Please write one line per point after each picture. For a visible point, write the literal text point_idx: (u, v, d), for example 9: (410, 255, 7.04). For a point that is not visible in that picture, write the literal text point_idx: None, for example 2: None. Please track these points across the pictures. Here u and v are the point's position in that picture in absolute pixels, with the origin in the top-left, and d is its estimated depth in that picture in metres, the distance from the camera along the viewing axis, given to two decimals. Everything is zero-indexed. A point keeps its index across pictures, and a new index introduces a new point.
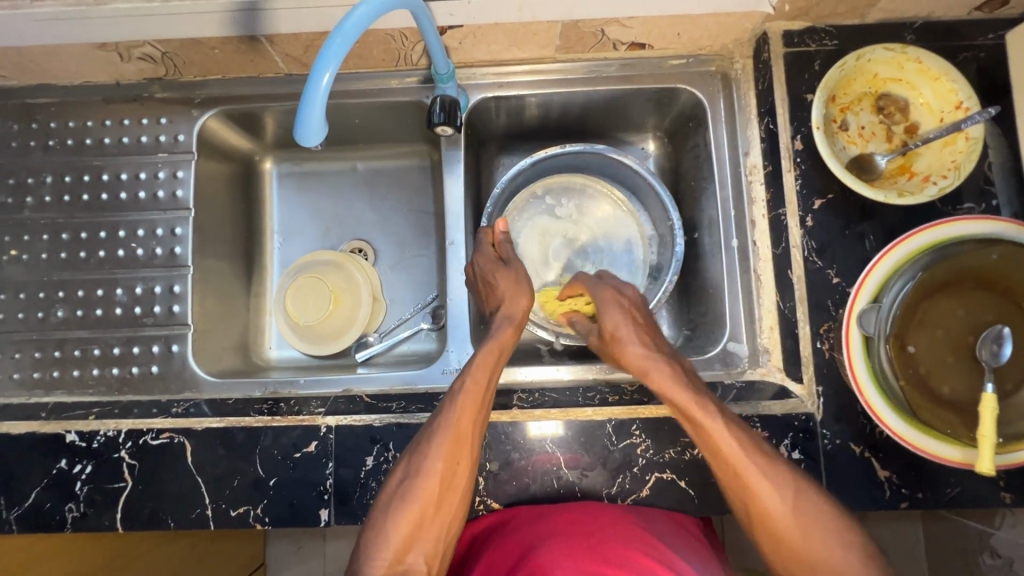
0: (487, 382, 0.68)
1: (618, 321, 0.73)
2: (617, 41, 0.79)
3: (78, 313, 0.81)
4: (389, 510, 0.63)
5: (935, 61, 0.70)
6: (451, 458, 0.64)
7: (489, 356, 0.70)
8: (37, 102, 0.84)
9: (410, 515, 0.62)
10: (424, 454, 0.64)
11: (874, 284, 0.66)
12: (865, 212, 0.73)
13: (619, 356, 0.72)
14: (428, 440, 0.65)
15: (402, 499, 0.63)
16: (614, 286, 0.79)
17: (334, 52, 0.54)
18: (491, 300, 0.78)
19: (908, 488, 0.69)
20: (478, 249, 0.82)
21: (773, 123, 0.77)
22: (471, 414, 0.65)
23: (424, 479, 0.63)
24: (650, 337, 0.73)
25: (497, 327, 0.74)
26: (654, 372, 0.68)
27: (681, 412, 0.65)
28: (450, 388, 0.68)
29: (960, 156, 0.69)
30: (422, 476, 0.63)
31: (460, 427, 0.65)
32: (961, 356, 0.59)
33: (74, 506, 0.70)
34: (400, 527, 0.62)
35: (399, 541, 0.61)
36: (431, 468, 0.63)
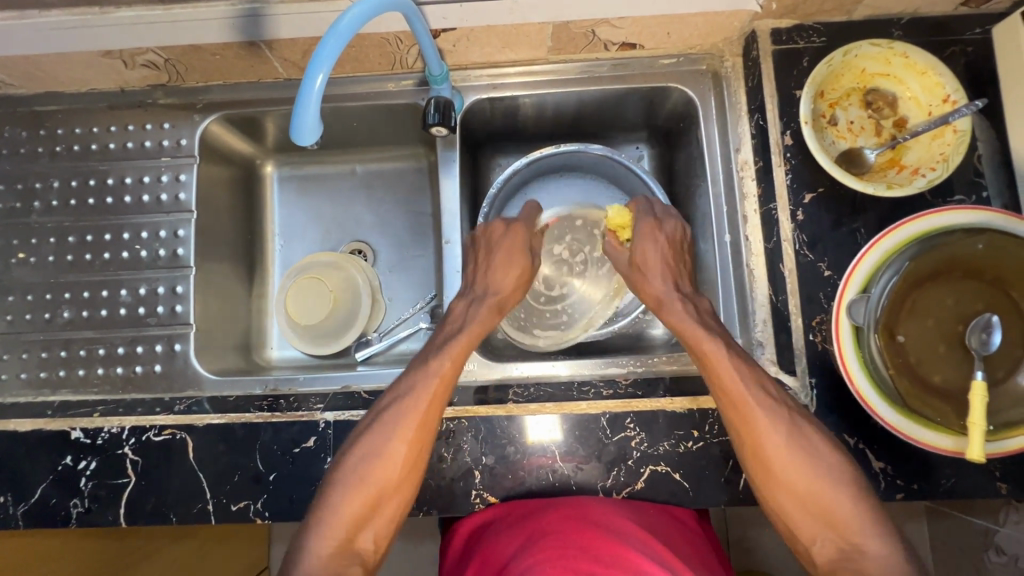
0: (450, 373, 0.70)
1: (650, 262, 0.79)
2: (607, 41, 0.81)
3: (84, 314, 0.83)
4: (339, 494, 0.64)
5: (921, 55, 0.71)
6: (414, 441, 0.66)
7: (457, 346, 0.72)
8: (45, 110, 0.87)
9: (363, 495, 0.64)
10: (380, 439, 0.66)
11: (863, 275, 0.66)
12: (855, 206, 0.74)
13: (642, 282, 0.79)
14: (390, 421, 0.66)
15: (354, 482, 0.65)
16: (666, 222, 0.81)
17: (328, 53, 0.55)
18: (487, 276, 0.79)
19: (903, 480, 0.69)
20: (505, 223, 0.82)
21: (763, 118, 0.78)
22: (437, 399, 0.68)
23: (379, 464, 0.65)
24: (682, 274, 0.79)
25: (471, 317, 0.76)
26: (704, 340, 0.69)
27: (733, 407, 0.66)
28: (414, 373, 0.70)
29: (948, 148, 0.70)
30: (378, 459, 0.65)
31: (421, 417, 0.67)
32: (951, 344, 0.59)
33: (79, 501, 0.71)
34: (355, 503, 0.64)
35: (346, 523, 0.63)
36: (386, 452, 0.65)
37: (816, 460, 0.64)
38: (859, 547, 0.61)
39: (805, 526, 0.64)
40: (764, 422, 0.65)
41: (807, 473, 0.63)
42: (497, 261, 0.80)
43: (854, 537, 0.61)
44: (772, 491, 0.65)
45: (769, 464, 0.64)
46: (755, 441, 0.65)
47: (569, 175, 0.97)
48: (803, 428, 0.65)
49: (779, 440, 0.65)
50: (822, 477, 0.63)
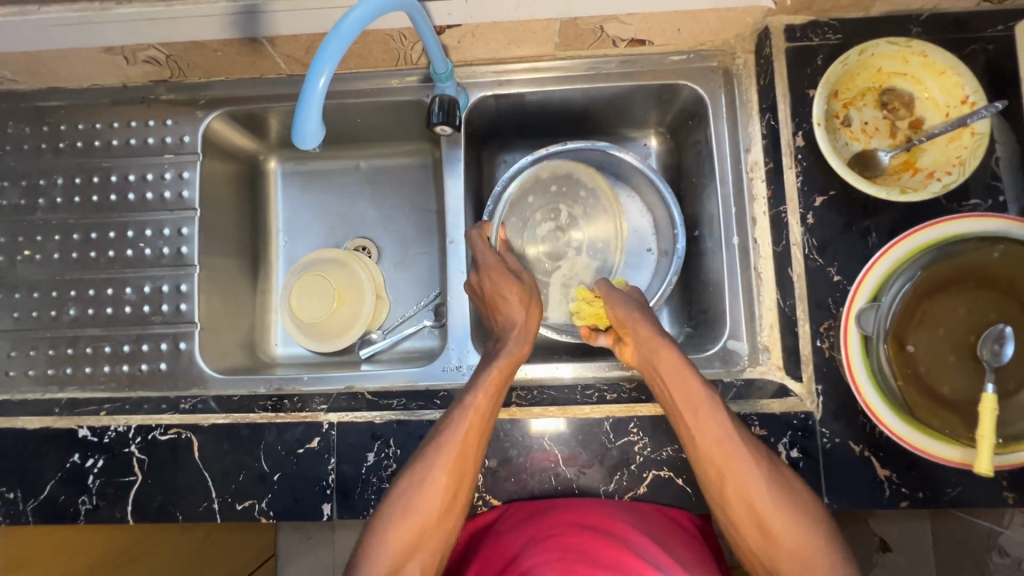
0: (494, 399, 0.68)
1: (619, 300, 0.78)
2: (616, 38, 0.79)
3: (89, 311, 0.83)
4: (384, 528, 0.62)
5: (940, 55, 0.69)
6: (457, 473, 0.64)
7: (500, 370, 0.70)
8: (48, 105, 0.86)
9: (408, 532, 0.62)
10: (426, 468, 0.64)
11: (874, 283, 0.65)
12: (867, 209, 0.72)
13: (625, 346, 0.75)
14: (434, 453, 0.65)
15: (398, 515, 0.62)
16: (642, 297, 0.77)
17: (331, 53, 0.54)
18: (504, 309, 0.76)
19: (908, 488, 0.68)
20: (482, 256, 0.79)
21: (774, 119, 0.76)
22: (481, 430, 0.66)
23: (425, 495, 0.63)
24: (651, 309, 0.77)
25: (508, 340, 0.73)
26: (687, 377, 0.66)
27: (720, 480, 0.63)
28: (458, 397, 0.68)
29: (965, 152, 0.68)
30: (423, 490, 0.63)
31: (467, 445, 0.65)
32: (962, 354, 0.58)
33: (87, 498, 0.72)
34: (399, 538, 0.62)
35: (389, 560, 0.61)
36: (431, 482, 0.64)
37: (791, 501, 0.61)
38: None
39: (784, 572, 0.61)
40: (746, 467, 0.62)
41: (786, 520, 0.60)
42: (502, 281, 0.76)
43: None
44: (746, 534, 0.63)
45: (749, 509, 0.62)
46: (736, 486, 0.62)
47: None
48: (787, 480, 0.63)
49: (770, 503, 0.61)
50: (798, 521, 0.60)
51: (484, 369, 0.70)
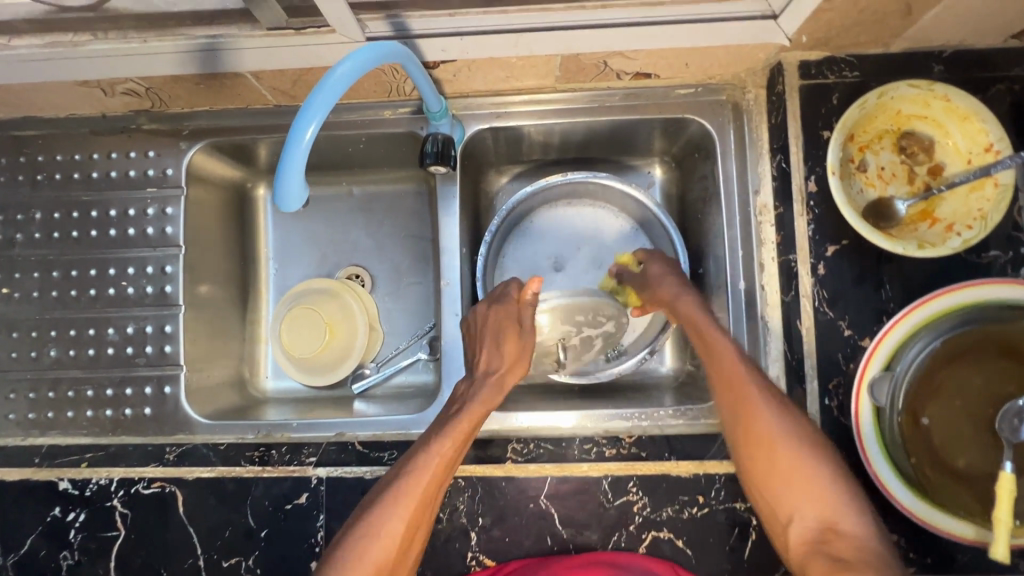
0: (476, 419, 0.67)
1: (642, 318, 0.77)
2: (620, 71, 0.75)
3: (71, 353, 0.80)
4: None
5: (964, 99, 0.64)
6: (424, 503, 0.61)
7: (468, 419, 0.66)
8: (24, 135, 0.82)
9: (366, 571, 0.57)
10: (382, 520, 0.59)
11: (888, 349, 0.61)
12: (881, 260, 0.69)
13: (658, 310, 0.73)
14: (399, 482, 0.62)
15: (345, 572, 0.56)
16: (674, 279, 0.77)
17: (316, 110, 0.51)
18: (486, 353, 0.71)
19: (916, 553, 0.66)
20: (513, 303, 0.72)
21: (786, 161, 0.72)
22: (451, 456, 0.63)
23: (378, 550, 0.58)
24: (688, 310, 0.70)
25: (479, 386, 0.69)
26: (708, 329, 0.63)
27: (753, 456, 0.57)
28: (419, 447, 0.64)
29: (987, 205, 0.64)
30: (377, 544, 0.58)
31: (426, 496, 0.62)
32: (979, 429, 0.56)
33: (69, 553, 0.70)
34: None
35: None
36: (387, 536, 0.59)
37: (807, 440, 0.56)
38: (839, 530, 0.52)
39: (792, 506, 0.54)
40: (763, 405, 0.58)
41: (803, 459, 0.55)
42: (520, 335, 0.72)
43: (834, 515, 0.53)
44: (753, 465, 0.57)
45: (763, 446, 0.56)
46: (750, 422, 0.58)
47: (577, 205, 0.92)
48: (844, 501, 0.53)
49: (796, 446, 0.56)
50: (811, 460, 0.55)
51: (452, 419, 0.66)
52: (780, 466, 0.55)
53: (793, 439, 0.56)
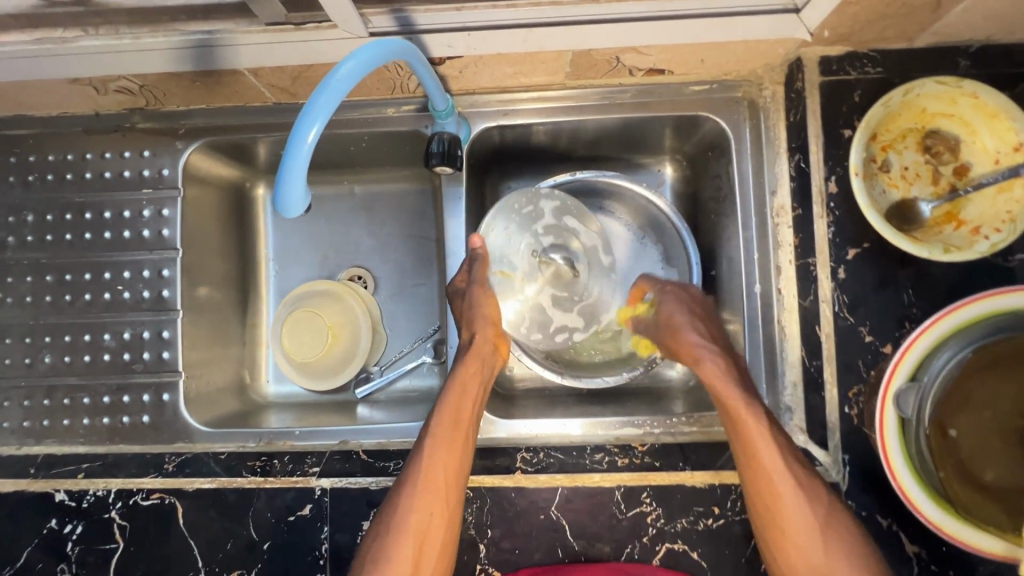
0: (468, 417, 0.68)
1: (674, 309, 0.73)
2: (633, 67, 0.72)
3: (66, 359, 0.78)
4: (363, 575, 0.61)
5: (994, 97, 0.62)
6: (427, 507, 0.63)
7: (452, 399, 0.67)
8: (14, 135, 0.79)
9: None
10: (394, 509, 0.63)
11: (916, 358, 0.57)
12: (904, 264, 0.66)
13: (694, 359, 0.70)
14: (402, 489, 0.64)
15: (374, 563, 0.61)
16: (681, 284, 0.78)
17: (319, 112, 0.48)
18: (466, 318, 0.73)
19: (939, 565, 0.64)
20: (479, 282, 0.73)
21: (805, 160, 0.70)
22: (445, 455, 0.64)
23: (394, 540, 0.61)
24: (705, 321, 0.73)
25: (461, 364, 0.71)
26: (736, 402, 0.64)
27: (762, 495, 0.61)
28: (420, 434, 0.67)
29: (1017, 206, 0.62)
30: (393, 534, 0.62)
31: (428, 482, 0.63)
32: (1006, 439, 0.54)
33: (66, 567, 0.68)
34: None
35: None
36: (402, 525, 0.62)
37: (830, 525, 0.59)
38: None
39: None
40: (788, 491, 0.60)
41: (823, 545, 0.59)
42: (493, 308, 0.73)
43: None
44: (779, 547, 0.61)
45: (783, 530, 0.60)
46: (772, 511, 0.61)
47: (586, 204, 0.90)
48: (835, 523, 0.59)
49: (818, 533, 0.59)
50: (832, 544, 0.59)
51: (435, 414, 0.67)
52: (800, 548, 0.60)
53: (815, 528, 0.59)
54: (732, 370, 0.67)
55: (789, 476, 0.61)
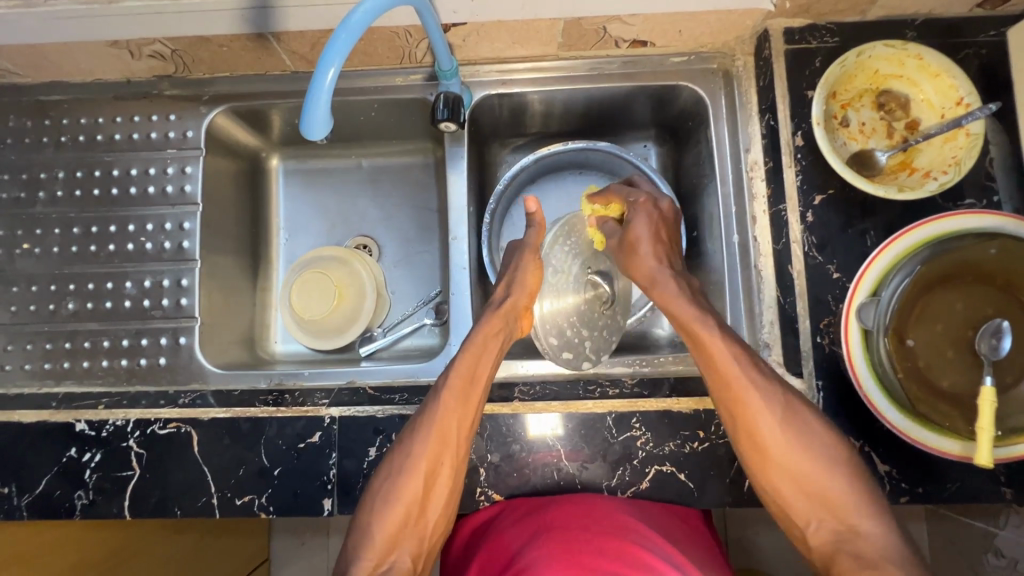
0: (481, 373, 0.70)
1: (642, 229, 0.73)
2: (618, 38, 0.80)
3: (89, 306, 0.83)
4: (374, 513, 0.65)
5: (935, 57, 0.70)
6: (436, 454, 0.66)
7: (473, 354, 0.70)
8: (50, 100, 0.86)
9: (394, 515, 0.65)
10: (407, 456, 0.66)
11: (873, 279, 0.66)
12: (865, 208, 0.73)
13: (632, 261, 0.74)
14: (413, 436, 0.67)
15: (385, 501, 0.65)
16: (650, 195, 0.78)
17: (340, 47, 0.54)
18: (516, 277, 0.76)
19: (908, 483, 0.69)
20: (532, 248, 0.76)
21: (774, 119, 0.77)
22: (459, 407, 0.67)
23: (405, 481, 0.66)
24: (664, 247, 0.75)
25: (484, 319, 0.73)
26: (699, 325, 0.67)
27: (727, 388, 0.65)
28: (436, 386, 0.70)
29: (962, 151, 0.69)
30: (404, 476, 0.66)
31: (445, 433, 0.66)
32: (961, 349, 0.59)
33: (83, 493, 0.72)
34: (387, 523, 0.65)
35: (384, 541, 0.64)
36: (414, 469, 0.66)
37: (814, 452, 0.64)
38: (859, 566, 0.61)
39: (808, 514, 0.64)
40: (761, 405, 0.65)
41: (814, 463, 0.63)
42: (534, 278, 0.76)
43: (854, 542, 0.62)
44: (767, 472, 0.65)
45: (768, 457, 0.65)
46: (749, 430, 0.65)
47: (578, 173, 0.96)
48: (798, 410, 0.65)
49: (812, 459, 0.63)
50: (822, 469, 0.63)
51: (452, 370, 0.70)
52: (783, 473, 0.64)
53: (799, 453, 0.64)
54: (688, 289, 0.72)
55: (750, 376, 0.65)
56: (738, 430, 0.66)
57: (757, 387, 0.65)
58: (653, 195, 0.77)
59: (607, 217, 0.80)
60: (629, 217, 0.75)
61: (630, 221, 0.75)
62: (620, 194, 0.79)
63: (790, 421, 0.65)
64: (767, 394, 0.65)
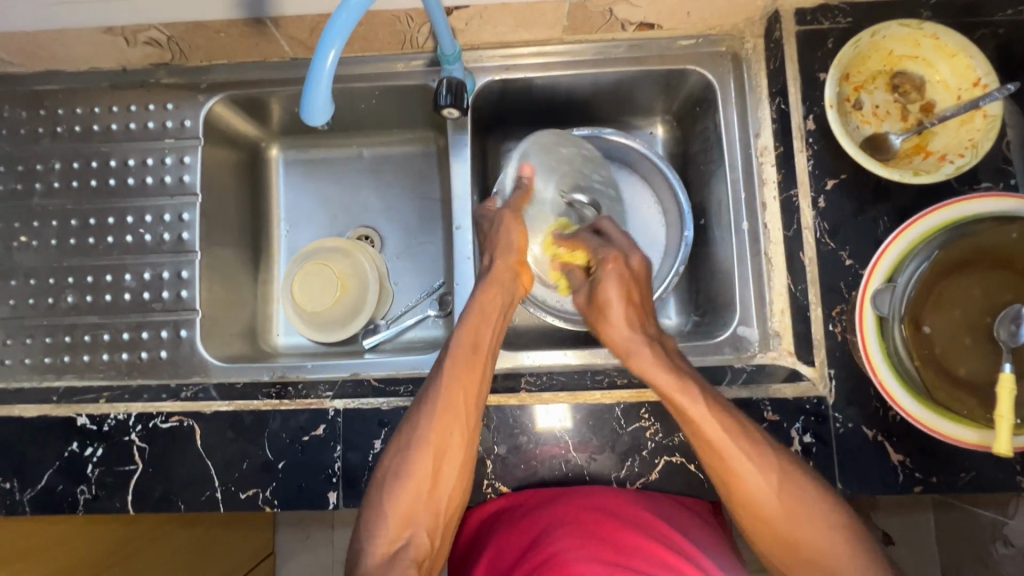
0: (482, 345, 0.69)
1: (609, 291, 0.72)
2: (625, 21, 0.78)
3: (88, 299, 0.82)
4: (386, 488, 0.64)
5: (952, 36, 0.68)
6: (443, 426, 0.65)
7: (473, 325, 0.70)
8: (45, 89, 0.85)
9: (406, 492, 0.64)
10: (414, 428, 0.66)
11: (888, 265, 0.65)
12: (879, 193, 0.72)
13: (603, 324, 0.73)
14: (419, 410, 0.66)
15: (396, 478, 0.64)
16: (619, 250, 0.74)
17: (340, 27, 0.53)
18: (498, 243, 0.75)
19: (922, 472, 0.68)
20: (514, 209, 0.76)
21: (785, 102, 0.76)
22: (465, 378, 0.67)
23: (414, 457, 0.65)
24: (642, 317, 0.73)
25: (481, 289, 0.73)
26: (665, 387, 0.65)
27: (716, 457, 0.64)
28: (440, 358, 0.70)
29: (978, 134, 0.68)
30: (413, 451, 0.65)
31: (452, 402, 0.65)
32: (977, 336, 0.57)
33: (86, 488, 0.71)
34: (400, 499, 0.64)
35: (397, 519, 0.63)
36: (423, 441, 0.65)
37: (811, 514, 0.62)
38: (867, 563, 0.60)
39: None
40: (748, 470, 0.63)
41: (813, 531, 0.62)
42: (519, 237, 0.75)
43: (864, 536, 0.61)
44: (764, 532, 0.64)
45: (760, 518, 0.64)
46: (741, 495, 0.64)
47: None
48: (793, 480, 0.63)
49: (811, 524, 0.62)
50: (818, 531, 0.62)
51: (454, 344, 0.69)
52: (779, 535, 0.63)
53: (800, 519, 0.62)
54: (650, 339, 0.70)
55: (732, 445, 0.63)
56: (735, 500, 0.65)
57: (751, 463, 0.63)
58: (620, 250, 0.74)
59: (573, 263, 0.78)
60: (595, 276, 0.74)
61: (597, 281, 0.73)
62: (587, 246, 0.76)
63: (788, 492, 0.63)
64: (758, 463, 0.63)
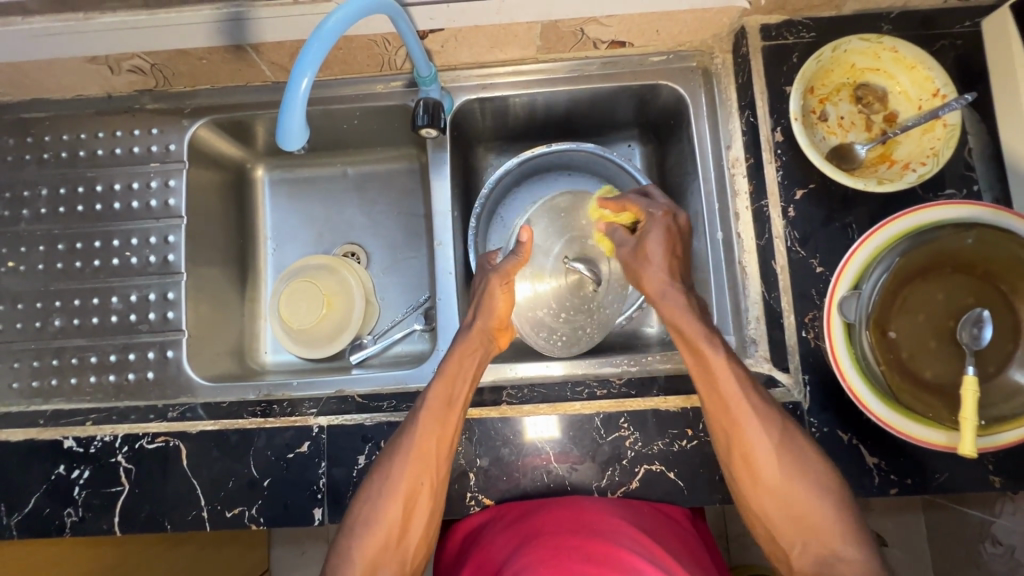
0: (458, 398, 0.69)
1: (653, 252, 0.71)
2: (596, 40, 0.80)
3: (75, 322, 0.83)
4: (354, 534, 0.65)
5: (910, 49, 0.71)
6: (413, 477, 0.66)
7: (450, 377, 0.70)
8: (32, 117, 0.86)
9: (374, 540, 0.65)
10: (385, 477, 0.66)
11: (854, 272, 0.66)
12: (846, 202, 0.74)
13: (640, 274, 0.72)
14: (390, 459, 0.67)
15: (366, 524, 0.65)
16: (669, 208, 0.73)
17: (313, 56, 0.54)
18: (480, 305, 0.74)
19: (897, 475, 0.69)
20: (501, 274, 0.73)
21: (753, 116, 0.78)
22: (437, 431, 0.67)
23: (383, 505, 0.66)
24: (677, 264, 0.72)
25: (460, 341, 0.73)
26: (699, 341, 0.66)
27: (727, 413, 0.65)
28: (414, 408, 0.69)
29: (939, 143, 0.70)
30: (384, 499, 0.66)
31: (423, 456, 0.66)
32: (943, 340, 0.58)
33: (73, 510, 0.72)
34: (366, 548, 0.65)
35: (364, 565, 0.64)
36: (393, 491, 0.66)
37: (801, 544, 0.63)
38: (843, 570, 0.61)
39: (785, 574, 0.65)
40: (766, 455, 0.64)
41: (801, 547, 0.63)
42: (504, 304, 0.74)
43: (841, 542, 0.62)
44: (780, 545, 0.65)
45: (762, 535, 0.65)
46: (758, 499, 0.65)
47: (566, 175, 0.97)
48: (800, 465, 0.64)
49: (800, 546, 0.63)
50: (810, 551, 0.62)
51: (428, 397, 0.69)
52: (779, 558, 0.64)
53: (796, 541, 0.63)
54: (678, 286, 0.71)
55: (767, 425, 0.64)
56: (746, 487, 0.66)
57: (758, 418, 0.64)
58: (669, 207, 0.73)
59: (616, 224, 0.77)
60: (644, 231, 0.72)
61: (643, 235, 0.72)
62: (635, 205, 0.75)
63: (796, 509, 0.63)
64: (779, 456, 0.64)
